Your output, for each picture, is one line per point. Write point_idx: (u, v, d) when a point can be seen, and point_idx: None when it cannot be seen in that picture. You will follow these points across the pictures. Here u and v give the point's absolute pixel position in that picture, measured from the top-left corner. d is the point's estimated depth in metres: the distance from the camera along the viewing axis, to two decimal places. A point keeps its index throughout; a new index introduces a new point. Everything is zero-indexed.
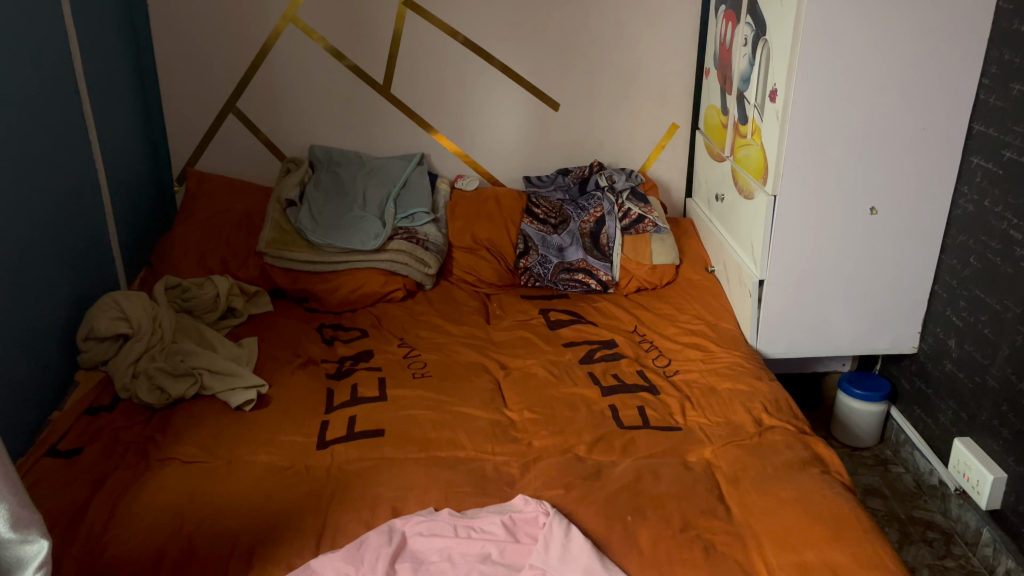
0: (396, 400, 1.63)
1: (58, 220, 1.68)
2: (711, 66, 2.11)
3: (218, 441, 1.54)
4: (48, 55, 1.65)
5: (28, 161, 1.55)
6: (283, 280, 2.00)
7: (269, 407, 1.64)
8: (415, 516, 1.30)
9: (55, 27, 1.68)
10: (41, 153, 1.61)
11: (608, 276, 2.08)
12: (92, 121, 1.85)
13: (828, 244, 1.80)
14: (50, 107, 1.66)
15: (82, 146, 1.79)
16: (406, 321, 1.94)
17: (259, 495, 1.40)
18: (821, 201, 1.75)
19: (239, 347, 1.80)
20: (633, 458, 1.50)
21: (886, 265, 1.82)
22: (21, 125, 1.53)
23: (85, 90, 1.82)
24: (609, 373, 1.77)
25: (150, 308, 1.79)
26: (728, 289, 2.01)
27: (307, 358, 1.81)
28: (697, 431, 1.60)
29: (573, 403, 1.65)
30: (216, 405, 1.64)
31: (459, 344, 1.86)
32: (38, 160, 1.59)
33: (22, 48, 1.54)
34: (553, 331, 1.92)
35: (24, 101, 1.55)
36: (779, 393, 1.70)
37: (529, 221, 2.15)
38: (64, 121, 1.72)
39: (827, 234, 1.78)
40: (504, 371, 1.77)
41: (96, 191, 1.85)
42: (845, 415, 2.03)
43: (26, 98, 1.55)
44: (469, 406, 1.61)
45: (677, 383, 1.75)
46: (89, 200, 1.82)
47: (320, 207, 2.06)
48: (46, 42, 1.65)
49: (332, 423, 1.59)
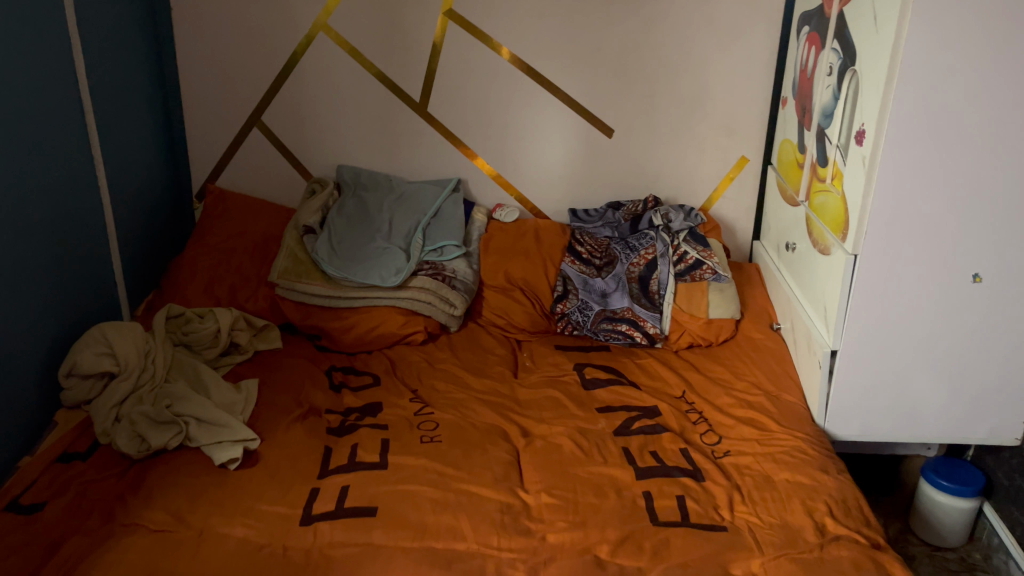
0: (398, 470, 1.43)
1: (51, 243, 1.53)
2: (789, 95, 1.85)
3: (193, 506, 1.36)
4: (52, 62, 1.51)
5: (18, 180, 1.40)
6: (295, 315, 1.83)
7: (257, 467, 1.46)
8: None
9: (61, 30, 1.53)
10: (35, 170, 1.46)
11: (656, 329, 1.83)
12: (100, 133, 1.70)
13: (917, 315, 1.52)
14: (50, 119, 1.51)
15: (86, 159, 1.64)
16: (423, 370, 1.74)
17: None
18: (911, 263, 1.48)
19: (236, 392, 1.63)
20: (665, 567, 1.25)
21: (990, 344, 1.52)
22: (12, 139, 1.38)
23: (93, 98, 1.67)
24: (647, 451, 1.53)
25: (144, 342, 1.63)
26: (795, 354, 1.74)
27: (309, 408, 1.63)
28: (746, 534, 1.34)
29: (600, 487, 1.42)
30: (199, 460, 1.47)
31: (479, 401, 1.64)
32: (30, 178, 1.44)
33: (18, 54, 1.39)
34: (588, 392, 1.69)
35: (18, 112, 1.40)
36: (849, 491, 1.43)
37: (570, 261, 1.92)
38: (66, 133, 1.57)
39: (917, 301, 1.51)
40: (525, 438, 1.54)
41: (100, 209, 1.71)
42: (927, 508, 1.74)
43: (20, 109, 1.40)
44: (479, 484, 1.39)
45: (727, 468, 1.50)
46: (89, 220, 1.67)
47: (341, 235, 1.88)
48: (48, 45, 1.49)
49: (322, 493, 1.39)
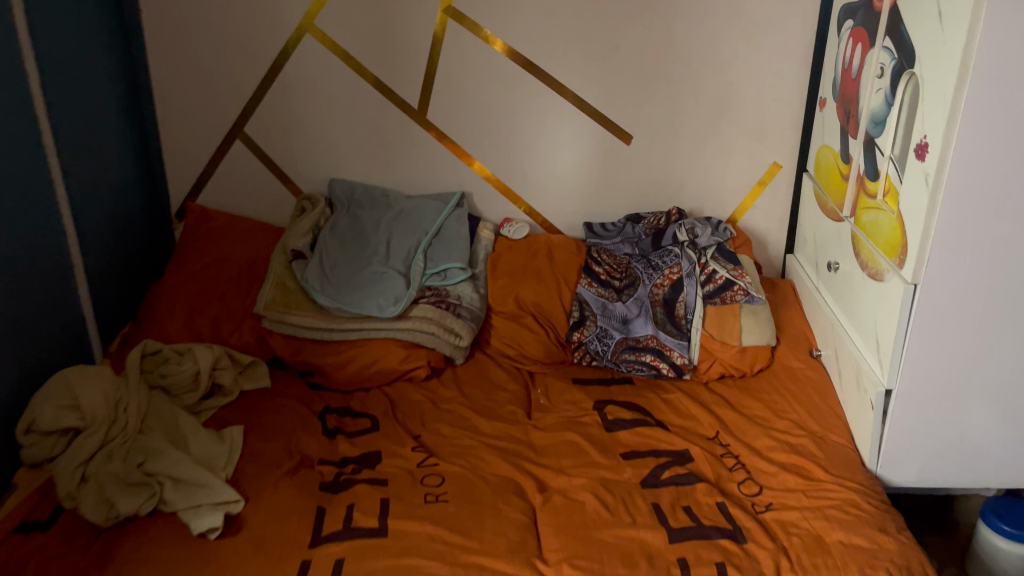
0: (400, 539, 1.26)
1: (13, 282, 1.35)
2: (829, 97, 1.66)
3: None
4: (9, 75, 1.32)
5: None
6: (283, 350, 1.65)
7: (240, 535, 1.29)
8: None
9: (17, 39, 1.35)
10: None
11: (684, 359, 1.66)
12: (63, 153, 1.52)
13: (987, 351, 1.34)
14: (9, 142, 1.33)
15: (47, 185, 1.47)
16: (427, 411, 1.57)
17: None
18: (979, 294, 1.30)
19: (218, 443, 1.46)
20: None
21: None
22: None
23: (53, 115, 1.48)
24: (680, 507, 1.36)
25: (115, 388, 1.46)
26: (840, 388, 1.57)
27: (301, 459, 1.46)
28: None
29: (630, 555, 1.25)
30: (176, 529, 1.30)
31: (489, 449, 1.47)
32: None
33: None
34: (610, 436, 1.51)
35: None
36: (913, 555, 1.27)
37: (587, 283, 1.74)
38: (27, 156, 1.39)
39: (984, 335, 1.33)
40: (542, 494, 1.37)
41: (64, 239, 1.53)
42: (988, 553, 1.56)
43: None
44: (492, 556, 1.22)
45: (771, 527, 1.33)
46: (54, 252, 1.49)
47: (333, 260, 1.71)
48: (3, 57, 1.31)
49: (314, 567, 1.22)
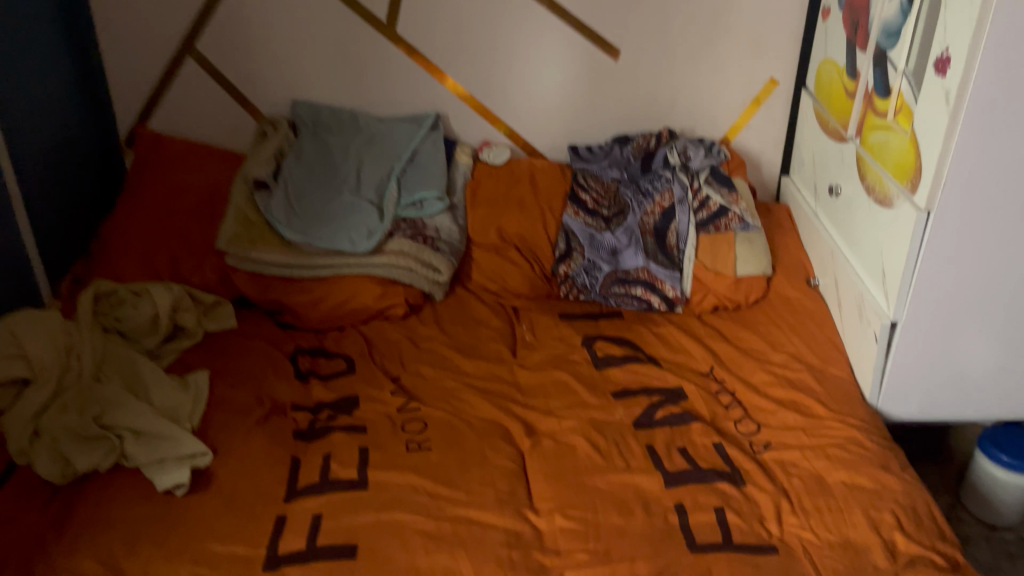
0: (381, 492, 1.19)
1: None
2: (834, 6, 1.53)
3: (131, 550, 1.11)
4: None
5: None
6: (250, 288, 1.54)
7: (210, 491, 1.21)
8: None
9: None
10: None
11: (676, 292, 1.57)
12: None
13: (1000, 280, 1.27)
14: None
15: None
16: (406, 352, 1.48)
17: None
18: (995, 220, 1.21)
19: (183, 391, 1.36)
20: None
21: None
22: None
23: None
24: (675, 448, 1.29)
25: (64, 335, 1.34)
26: (840, 318, 1.50)
27: (272, 406, 1.37)
28: (802, 558, 1.11)
29: (624, 502, 1.19)
30: (140, 485, 1.22)
31: (473, 391, 1.39)
32: None
33: None
34: (600, 374, 1.44)
35: None
36: (916, 494, 1.21)
37: (573, 212, 1.65)
38: None
39: (998, 263, 1.25)
40: (531, 439, 1.30)
41: None
42: (984, 484, 1.52)
43: None
44: (480, 510, 1.16)
45: (770, 468, 1.27)
46: None
47: (300, 192, 1.60)
48: None
49: (290, 524, 1.15)
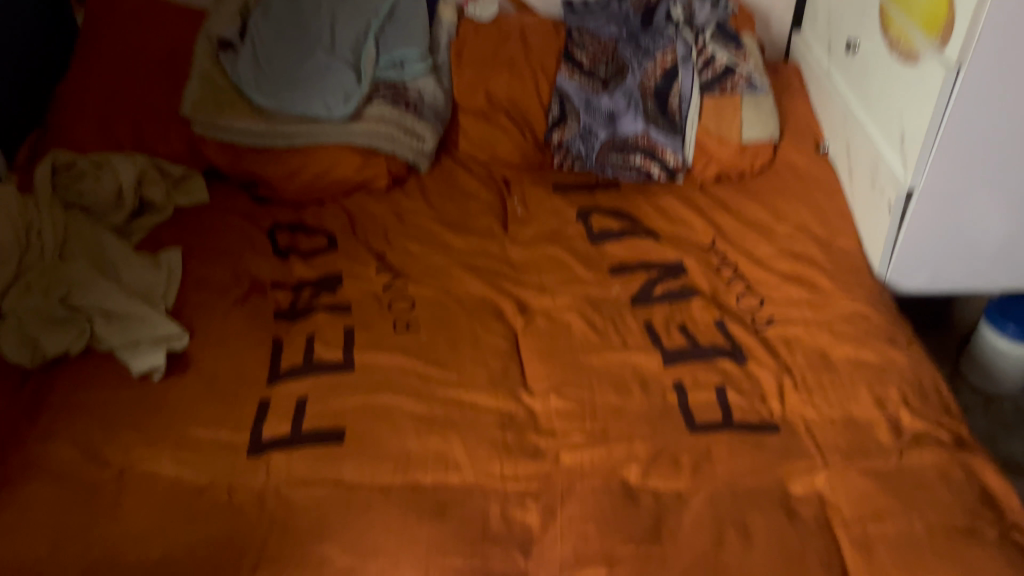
0: (368, 374, 1.14)
1: None
2: None
3: (109, 437, 1.06)
4: None
5: None
6: (221, 159, 1.44)
7: (188, 374, 1.15)
8: None
9: None
10: None
11: (677, 160, 1.49)
12: None
13: None
14: None
15: None
16: (390, 227, 1.40)
17: (155, 552, 0.93)
18: None
19: (154, 269, 1.28)
20: (710, 492, 1.00)
21: None
22: None
23: None
24: (674, 325, 1.24)
25: (22, 209, 1.23)
26: (851, 186, 1.42)
27: (251, 285, 1.30)
28: (804, 437, 1.07)
29: (621, 381, 1.14)
30: (114, 369, 1.16)
31: (462, 267, 1.32)
32: None
33: None
34: (596, 248, 1.36)
35: None
36: (923, 369, 1.17)
37: (568, 73, 1.53)
38: None
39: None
40: (524, 318, 1.24)
41: None
42: (986, 354, 1.49)
43: None
44: (472, 391, 1.12)
45: (773, 344, 1.22)
46: None
47: (269, 53, 1.46)
48: None
49: (273, 408, 1.10)
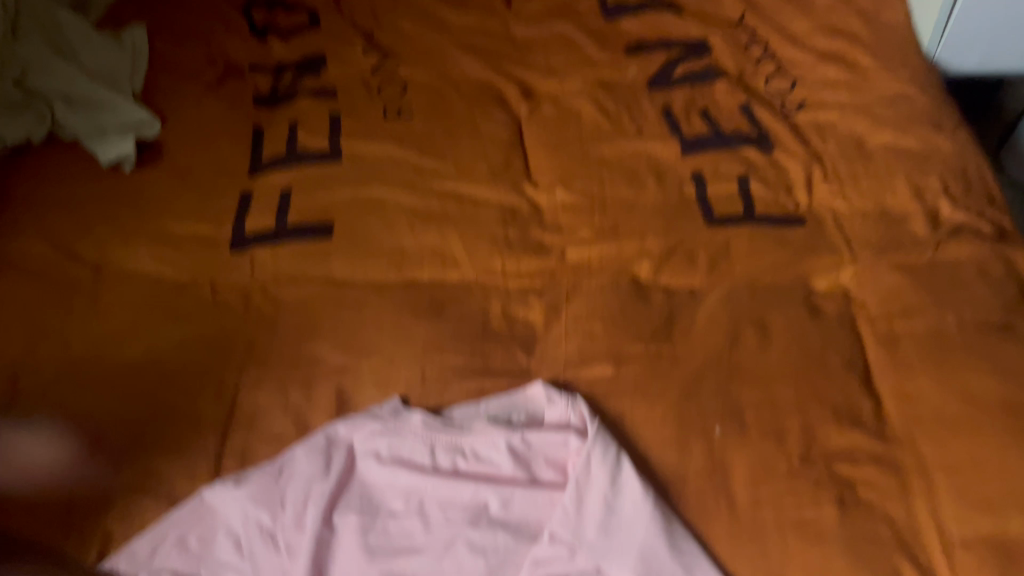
0: (357, 165, 1.04)
1: None
2: None
3: (80, 233, 0.98)
4: None
5: None
6: None
7: (161, 167, 1.05)
8: (370, 417, 0.81)
9: None
10: None
11: None
12: None
13: None
14: None
15: None
16: (379, 4, 1.25)
17: (138, 351, 0.88)
18: None
19: (118, 50, 1.15)
20: (727, 289, 0.93)
21: None
22: None
23: None
24: (695, 111, 1.12)
25: None
26: None
27: (227, 70, 1.17)
28: (832, 230, 0.99)
29: (635, 172, 1.04)
30: (82, 160, 1.06)
31: (461, 48, 1.19)
32: None
33: None
34: (610, 26, 1.22)
35: None
36: (969, 156, 1.06)
37: None
38: None
39: None
40: (528, 104, 1.13)
41: None
42: None
43: None
44: (471, 183, 1.02)
45: (803, 131, 1.10)
46: None
47: None
48: None
49: (256, 202, 1.01)
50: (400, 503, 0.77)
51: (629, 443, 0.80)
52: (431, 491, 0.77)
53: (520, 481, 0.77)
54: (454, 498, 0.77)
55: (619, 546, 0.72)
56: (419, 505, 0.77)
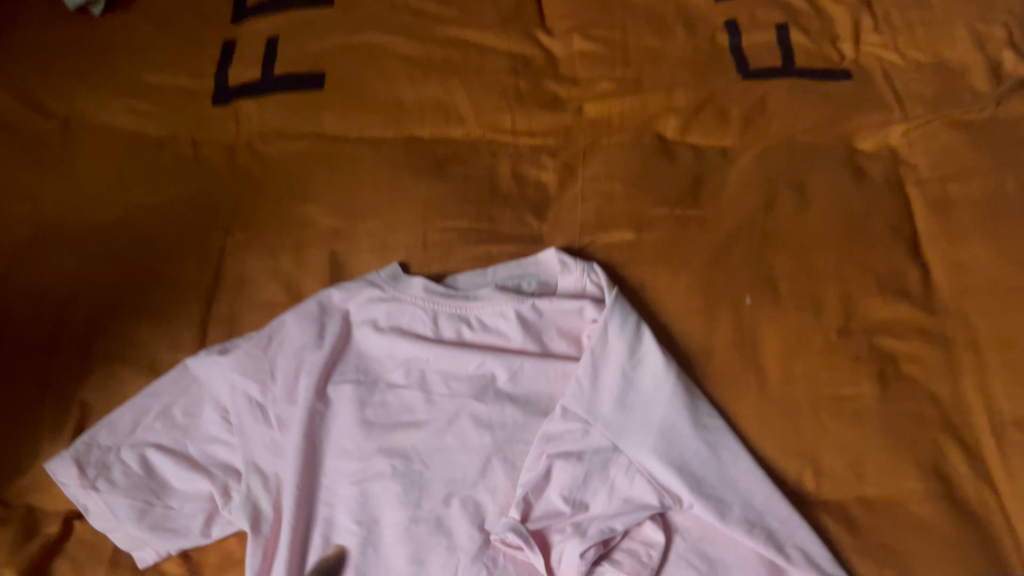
0: (350, 10, 0.93)
1: None
2: None
3: (48, 83, 0.89)
4: None
5: None
6: None
7: (134, 12, 0.95)
8: (365, 284, 0.74)
9: None
10: None
11: None
12: None
13: None
14: None
15: None
16: None
17: (114, 212, 0.81)
18: None
19: None
20: (762, 149, 0.84)
21: None
22: None
23: None
24: None
25: None
26: None
27: None
28: (881, 85, 0.89)
29: (662, 19, 0.93)
30: (46, 6, 0.96)
31: None
32: None
33: None
34: None
35: None
36: None
37: None
38: None
39: None
40: None
41: None
42: None
43: None
44: (478, 30, 0.92)
45: None
46: None
47: None
48: None
49: (240, 51, 0.91)
50: (400, 375, 0.71)
51: (650, 312, 0.73)
52: (433, 363, 0.71)
53: (530, 354, 0.71)
54: (458, 370, 0.71)
55: (637, 421, 0.67)
56: (420, 378, 0.71)
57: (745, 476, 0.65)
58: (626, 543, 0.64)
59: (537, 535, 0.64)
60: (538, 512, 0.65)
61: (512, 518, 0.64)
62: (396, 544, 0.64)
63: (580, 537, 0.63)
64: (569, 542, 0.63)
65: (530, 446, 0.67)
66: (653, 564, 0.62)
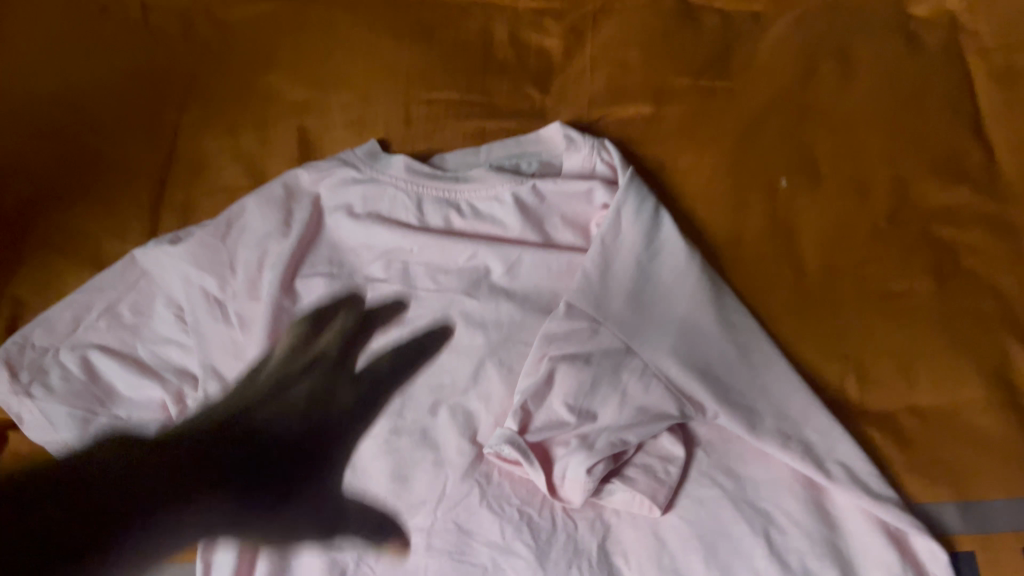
0: None
1: None
2: None
3: None
4: None
5: None
6: None
7: None
8: (337, 164, 0.64)
9: None
10: None
11: None
12: None
13: None
14: None
15: None
16: None
17: (49, 81, 0.69)
18: None
19: None
20: (797, 15, 0.73)
21: None
22: None
23: None
24: None
25: None
26: None
27: None
28: None
29: None
30: None
31: None
32: None
33: None
34: None
35: None
36: None
37: None
38: None
39: None
40: None
41: None
42: None
43: None
44: None
45: None
46: None
47: None
48: None
49: None
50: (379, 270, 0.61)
51: (670, 197, 0.64)
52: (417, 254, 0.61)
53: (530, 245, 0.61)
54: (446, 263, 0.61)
55: (653, 320, 0.57)
56: (400, 270, 0.61)
57: (779, 381, 0.56)
58: (641, 458, 0.56)
59: (537, 448, 0.55)
60: (538, 422, 0.56)
61: (507, 429, 0.55)
62: (376, 458, 0.56)
63: (587, 451, 0.54)
64: (574, 458, 0.54)
65: (528, 349, 0.58)
66: (672, 482, 0.54)
